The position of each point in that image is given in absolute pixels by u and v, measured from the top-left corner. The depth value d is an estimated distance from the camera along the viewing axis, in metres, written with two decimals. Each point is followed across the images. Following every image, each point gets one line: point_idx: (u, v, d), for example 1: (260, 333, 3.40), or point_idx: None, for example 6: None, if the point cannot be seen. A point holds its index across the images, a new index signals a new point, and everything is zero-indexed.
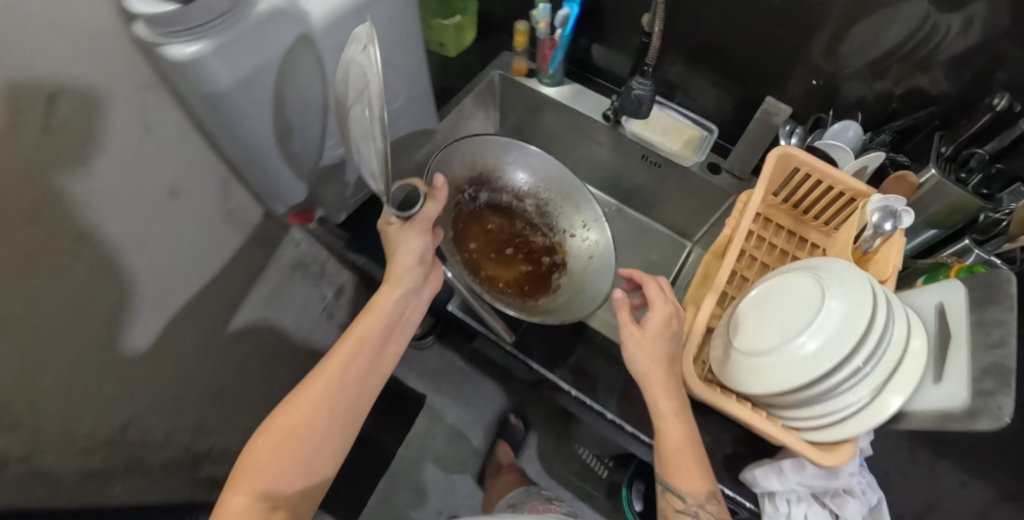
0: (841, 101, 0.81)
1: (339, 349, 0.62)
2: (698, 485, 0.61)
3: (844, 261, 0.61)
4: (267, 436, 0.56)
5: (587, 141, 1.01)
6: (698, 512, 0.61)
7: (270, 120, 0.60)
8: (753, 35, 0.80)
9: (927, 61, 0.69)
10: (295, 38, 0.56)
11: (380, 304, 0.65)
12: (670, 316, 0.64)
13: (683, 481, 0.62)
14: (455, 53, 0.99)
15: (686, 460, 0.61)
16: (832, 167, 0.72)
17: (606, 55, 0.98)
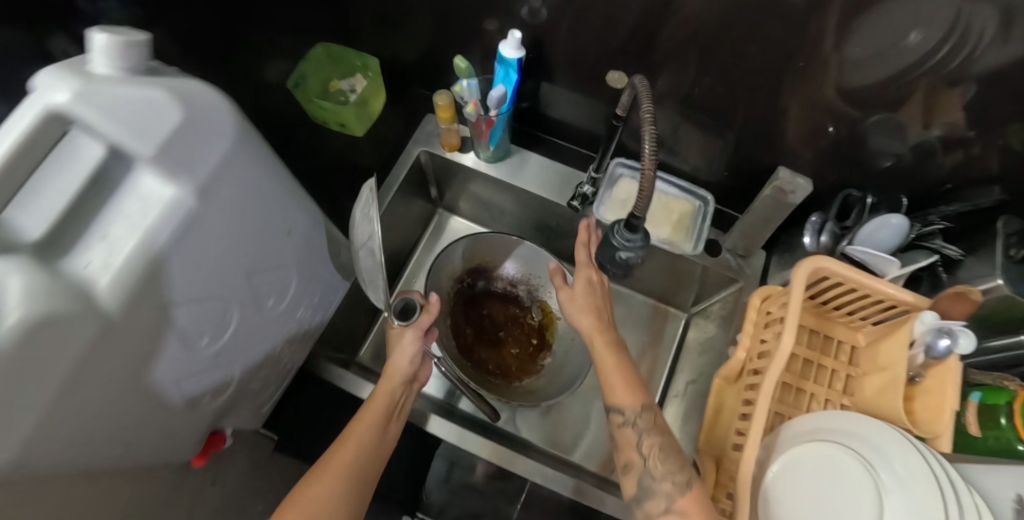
0: (867, 155, 0.62)
1: (350, 439, 0.58)
2: (638, 393, 0.56)
3: (884, 429, 0.52)
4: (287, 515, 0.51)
5: (559, 214, 0.80)
6: (637, 421, 0.55)
7: (112, 429, 0.38)
8: (717, 63, 0.58)
9: (955, 78, 0.48)
10: (92, 340, 0.32)
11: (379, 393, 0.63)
12: (592, 277, 0.64)
13: (620, 391, 0.57)
14: (361, 130, 0.78)
15: (621, 377, 0.58)
16: (874, 279, 0.57)
17: (563, 106, 0.75)
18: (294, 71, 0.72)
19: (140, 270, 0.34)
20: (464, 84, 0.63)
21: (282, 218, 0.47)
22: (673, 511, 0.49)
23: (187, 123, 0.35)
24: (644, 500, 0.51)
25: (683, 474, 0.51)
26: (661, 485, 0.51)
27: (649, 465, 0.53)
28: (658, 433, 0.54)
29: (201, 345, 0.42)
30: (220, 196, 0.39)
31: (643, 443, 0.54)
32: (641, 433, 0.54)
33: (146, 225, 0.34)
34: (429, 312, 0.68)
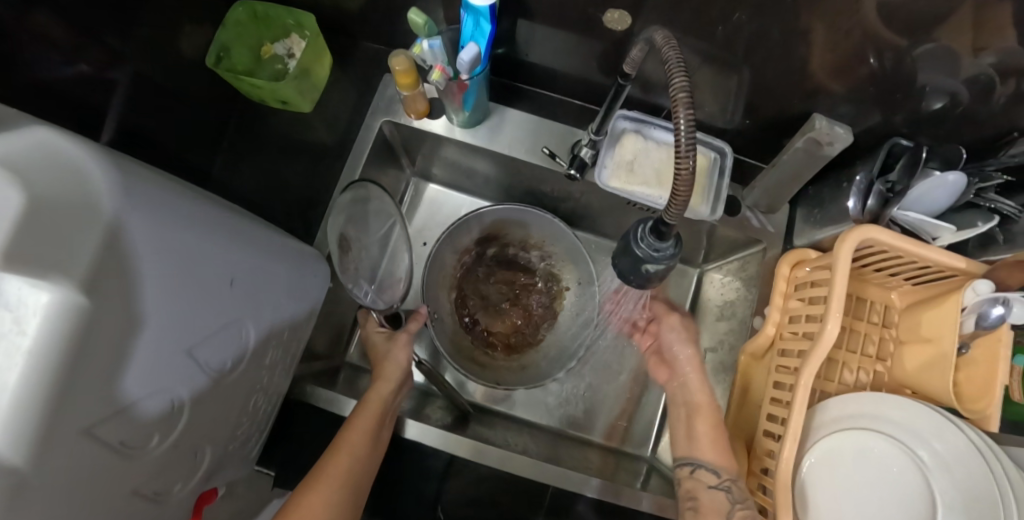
0: (910, 93, 0.51)
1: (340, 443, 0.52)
2: (731, 458, 0.53)
3: (933, 415, 0.49)
4: None
5: (552, 181, 0.69)
6: (733, 488, 0.51)
7: None
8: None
9: None
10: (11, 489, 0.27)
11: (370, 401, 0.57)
12: None
13: (706, 447, 0.54)
14: (308, 107, 0.66)
15: (712, 429, 0.55)
16: (922, 243, 0.51)
17: (544, 55, 0.62)
18: (214, 43, 0.60)
19: (38, 401, 0.27)
20: (425, 45, 0.51)
21: (213, 274, 0.40)
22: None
23: (39, 208, 0.26)
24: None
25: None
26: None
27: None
28: (753, 507, 0.49)
29: (152, 445, 0.38)
30: (118, 279, 0.31)
31: (734, 514, 0.49)
32: (734, 502, 0.49)
33: (31, 345, 0.27)
34: (419, 319, 0.65)
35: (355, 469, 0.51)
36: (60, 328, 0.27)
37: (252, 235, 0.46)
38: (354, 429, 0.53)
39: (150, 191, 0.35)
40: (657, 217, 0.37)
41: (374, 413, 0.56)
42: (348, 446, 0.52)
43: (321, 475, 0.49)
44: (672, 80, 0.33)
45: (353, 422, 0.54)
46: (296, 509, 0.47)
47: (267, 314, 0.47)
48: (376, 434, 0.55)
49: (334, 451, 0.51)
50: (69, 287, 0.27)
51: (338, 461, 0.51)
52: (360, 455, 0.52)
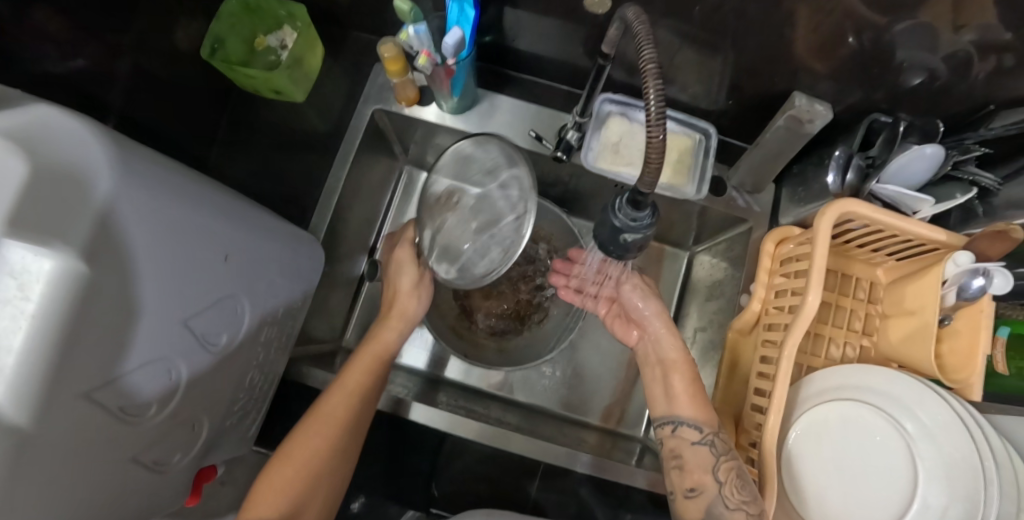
0: (890, 71, 0.52)
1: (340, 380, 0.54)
2: (710, 411, 0.53)
3: (913, 385, 0.50)
4: (285, 461, 0.50)
5: (542, 165, 0.70)
6: (715, 442, 0.51)
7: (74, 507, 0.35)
8: None
9: None
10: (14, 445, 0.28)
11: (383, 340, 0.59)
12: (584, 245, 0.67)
13: (687, 404, 0.54)
14: (301, 96, 0.68)
15: (690, 385, 0.55)
16: (899, 215, 0.52)
17: (532, 43, 0.63)
18: (208, 36, 0.62)
19: (42, 362, 0.29)
20: (411, 31, 0.51)
21: (209, 250, 0.41)
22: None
23: (42, 178, 0.28)
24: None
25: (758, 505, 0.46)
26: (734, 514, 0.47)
27: (724, 491, 0.48)
28: (735, 456, 0.50)
29: (150, 413, 0.39)
30: (115, 249, 0.32)
31: (719, 468, 0.49)
32: (719, 455, 0.50)
33: (33, 309, 0.28)
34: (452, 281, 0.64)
35: (351, 412, 0.53)
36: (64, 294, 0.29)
37: (247, 214, 0.47)
38: (354, 372, 0.56)
39: (146, 167, 0.37)
40: (633, 188, 0.38)
41: (376, 357, 0.57)
42: (345, 388, 0.54)
43: (317, 416, 0.52)
44: (643, 53, 0.34)
45: (354, 365, 0.56)
46: (297, 439, 0.51)
47: (262, 291, 0.49)
48: (375, 378, 0.56)
49: (333, 392, 0.54)
50: (68, 254, 0.29)
51: (336, 403, 0.53)
52: (360, 397, 0.54)
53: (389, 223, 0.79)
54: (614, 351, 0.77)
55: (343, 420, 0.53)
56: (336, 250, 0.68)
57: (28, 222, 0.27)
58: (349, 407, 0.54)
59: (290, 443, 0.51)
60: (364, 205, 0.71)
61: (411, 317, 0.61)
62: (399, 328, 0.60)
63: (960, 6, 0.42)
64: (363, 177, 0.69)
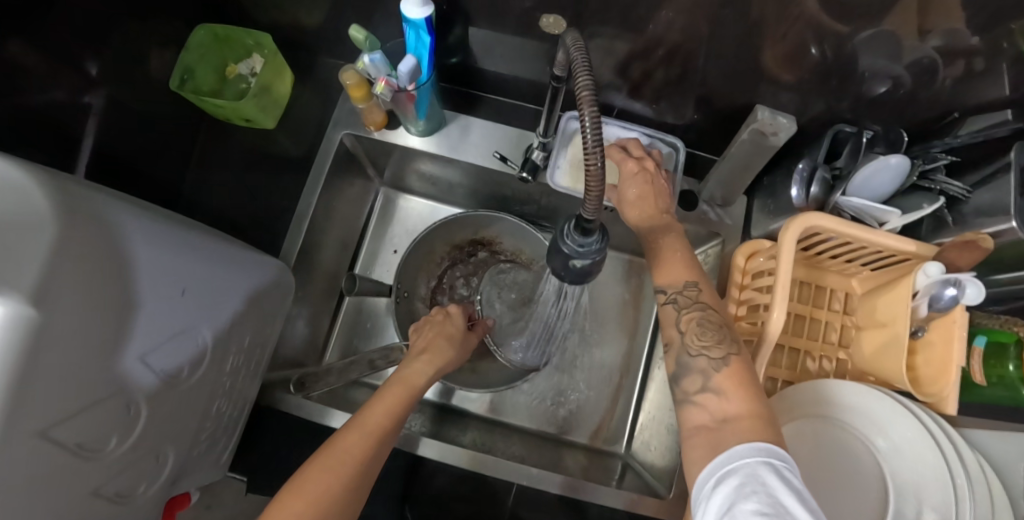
0: (852, 82, 0.52)
1: (384, 399, 0.48)
2: (688, 270, 0.47)
3: (883, 400, 0.49)
4: (319, 475, 0.41)
5: (513, 184, 0.70)
6: (679, 298, 0.46)
7: None
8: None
9: None
10: None
11: (433, 359, 0.55)
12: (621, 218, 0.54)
13: (665, 265, 0.48)
14: (272, 122, 0.68)
15: (673, 256, 0.48)
16: (867, 228, 0.51)
17: (497, 64, 0.64)
18: (178, 66, 0.63)
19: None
20: (366, 59, 0.51)
21: (164, 282, 0.42)
22: (709, 390, 0.41)
23: None
24: (679, 377, 0.43)
25: (722, 348, 0.42)
26: (698, 361, 0.42)
27: (687, 340, 0.44)
28: (703, 308, 0.45)
29: (110, 447, 0.40)
30: (67, 290, 0.33)
31: (681, 321, 0.45)
32: (680, 308, 0.45)
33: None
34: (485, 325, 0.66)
35: (370, 454, 0.44)
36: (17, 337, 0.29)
37: (203, 247, 0.48)
38: (377, 409, 0.47)
39: (94, 208, 0.37)
40: (579, 215, 0.39)
41: (401, 396, 0.50)
42: (370, 422, 0.46)
43: (334, 450, 0.43)
44: (578, 79, 0.35)
45: (377, 400, 0.48)
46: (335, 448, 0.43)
47: (226, 322, 0.49)
48: (399, 420, 0.48)
49: (354, 425, 0.45)
50: (19, 299, 0.29)
51: (356, 441, 0.44)
52: (381, 439, 0.46)
53: (365, 244, 0.79)
54: (595, 369, 0.76)
55: (365, 460, 0.43)
56: (310, 274, 0.68)
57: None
58: (370, 441, 0.45)
59: (298, 479, 0.41)
60: (336, 227, 0.71)
61: (446, 362, 0.57)
62: (430, 368, 0.55)
63: (923, 10, 0.41)
64: (335, 200, 0.70)
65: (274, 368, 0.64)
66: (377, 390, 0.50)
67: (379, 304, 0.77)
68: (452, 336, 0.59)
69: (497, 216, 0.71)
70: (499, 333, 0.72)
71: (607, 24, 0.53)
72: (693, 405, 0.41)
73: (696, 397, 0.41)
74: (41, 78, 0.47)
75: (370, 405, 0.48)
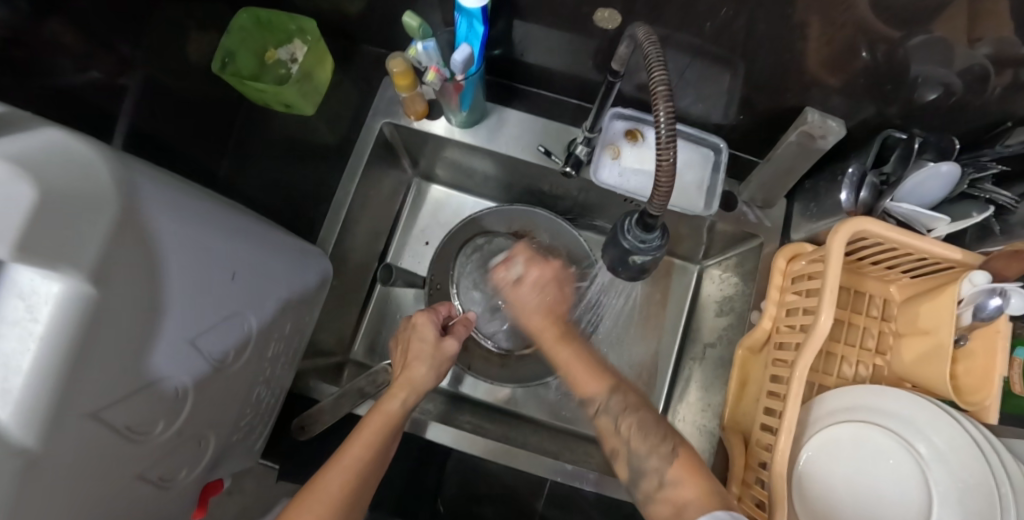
0: (903, 88, 0.52)
1: (364, 432, 0.48)
2: (602, 376, 0.50)
3: (927, 409, 0.49)
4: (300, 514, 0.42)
5: (549, 179, 0.69)
6: (611, 406, 0.48)
7: None
8: None
9: None
10: (20, 465, 0.28)
11: (408, 387, 0.52)
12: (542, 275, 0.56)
13: (585, 382, 0.50)
14: (310, 109, 0.68)
15: (583, 368, 0.51)
16: (916, 234, 0.51)
17: (539, 57, 0.63)
18: (219, 49, 0.63)
19: (52, 383, 0.29)
20: (419, 47, 0.51)
21: (215, 267, 0.41)
22: (666, 485, 0.43)
23: (54, 203, 0.28)
24: (638, 482, 0.45)
25: (667, 443, 0.45)
26: (650, 461, 0.44)
27: (632, 443, 0.46)
28: (635, 411, 0.47)
29: (157, 431, 0.40)
30: (123, 270, 0.32)
31: (621, 427, 0.47)
32: (616, 417, 0.47)
33: (42, 331, 0.28)
34: (466, 324, 0.60)
35: (350, 489, 0.44)
36: (71, 317, 0.29)
37: (251, 233, 0.47)
38: (357, 442, 0.47)
39: (152, 189, 0.37)
40: (642, 211, 0.39)
41: (383, 428, 0.49)
42: (348, 464, 0.45)
43: (312, 491, 0.44)
44: (653, 74, 0.35)
45: (357, 437, 0.48)
46: (315, 486, 0.44)
47: (270, 310, 0.49)
48: (381, 455, 0.48)
49: (331, 468, 0.45)
50: (79, 277, 0.29)
51: (337, 477, 0.45)
52: (362, 473, 0.46)
53: (397, 235, 0.78)
54: (624, 366, 0.75)
55: (345, 497, 0.44)
56: (344, 263, 0.68)
57: (38, 247, 0.27)
58: (349, 484, 0.45)
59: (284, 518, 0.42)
60: (370, 216, 0.71)
61: (420, 386, 0.53)
62: (406, 394, 0.52)
63: (974, 17, 0.41)
64: (370, 190, 0.69)
65: (307, 356, 0.64)
66: (358, 422, 0.49)
67: (409, 296, 0.77)
68: (421, 355, 0.55)
69: (534, 211, 0.70)
70: (484, 323, 0.70)
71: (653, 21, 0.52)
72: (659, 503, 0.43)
73: (658, 495, 0.43)
74: (83, 56, 0.47)
75: (350, 439, 0.47)
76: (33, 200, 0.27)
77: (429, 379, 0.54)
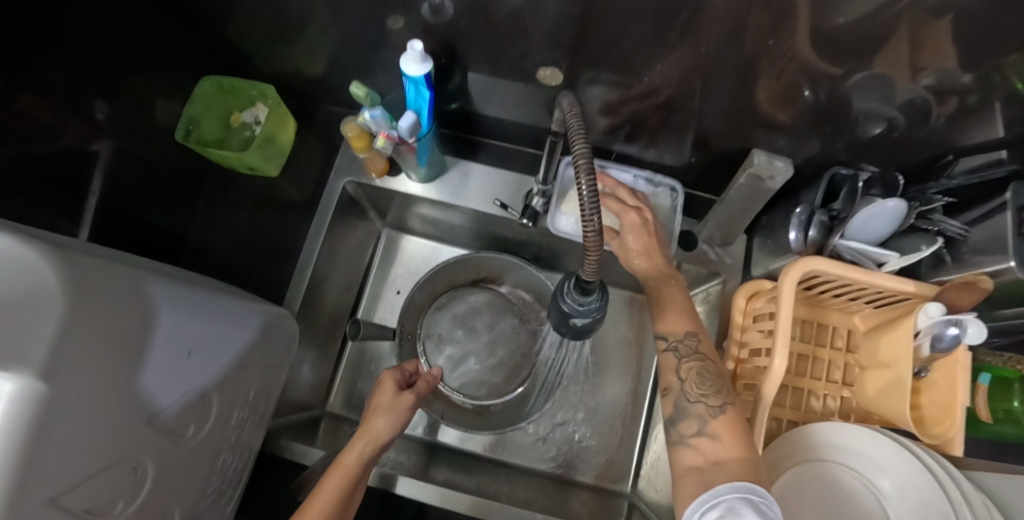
0: (846, 125, 0.53)
1: (328, 482, 0.49)
2: (688, 317, 0.51)
3: (890, 446, 0.49)
4: None
5: (513, 226, 0.70)
6: (679, 346, 0.50)
7: None
8: (640, 47, 0.48)
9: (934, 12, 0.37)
10: None
11: (362, 442, 0.52)
12: (637, 217, 0.54)
13: (669, 315, 0.52)
14: (275, 169, 0.70)
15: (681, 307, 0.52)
16: (868, 270, 0.52)
17: (494, 111, 0.65)
18: (182, 117, 0.65)
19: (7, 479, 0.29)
20: (367, 115, 0.53)
21: (174, 343, 0.43)
22: (703, 435, 0.45)
23: None
24: (677, 420, 0.47)
25: (718, 396, 0.47)
26: (696, 406, 0.47)
27: (686, 387, 0.48)
28: (700, 359, 0.49)
29: (116, 511, 0.40)
30: (77, 360, 0.33)
31: (681, 368, 0.49)
32: (681, 357, 0.49)
33: None
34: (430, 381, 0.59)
35: None
36: (23, 413, 0.29)
37: (209, 304, 0.49)
38: (323, 494, 0.48)
39: (106, 274, 0.38)
40: (579, 275, 0.40)
41: (342, 480, 0.49)
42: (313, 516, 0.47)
43: None
44: (574, 143, 0.36)
45: (321, 488, 0.49)
46: None
47: (233, 377, 0.50)
48: (345, 505, 0.49)
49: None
50: (30, 373, 0.30)
51: None
52: None
53: (368, 286, 0.79)
54: (600, 406, 0.76)
55: None
56: (313, 319, 0.69)
57: None
58: None
59: None
60: (338, 269, 0.72)
61: (379, 437, 0.53)
62: (365, 444, 0.52)
63: (914, 49, 0.41)
64: (337, 246, 0.71)
65: (277, 416, 0.64)
66: (322, 473, 0.50)
67: (383, 347, 0.78)
68: (381, 408, 0.55)
69: (496, 259, 0.72)
70: (450, 377, 0.73)
71: (602, 70, 0.53)
72: (688, 447, 0.45)
73: (690, 441, 0.45)
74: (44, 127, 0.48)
75: (316, 489, 0.48)
76: None
77: (388, 429, 0.54)
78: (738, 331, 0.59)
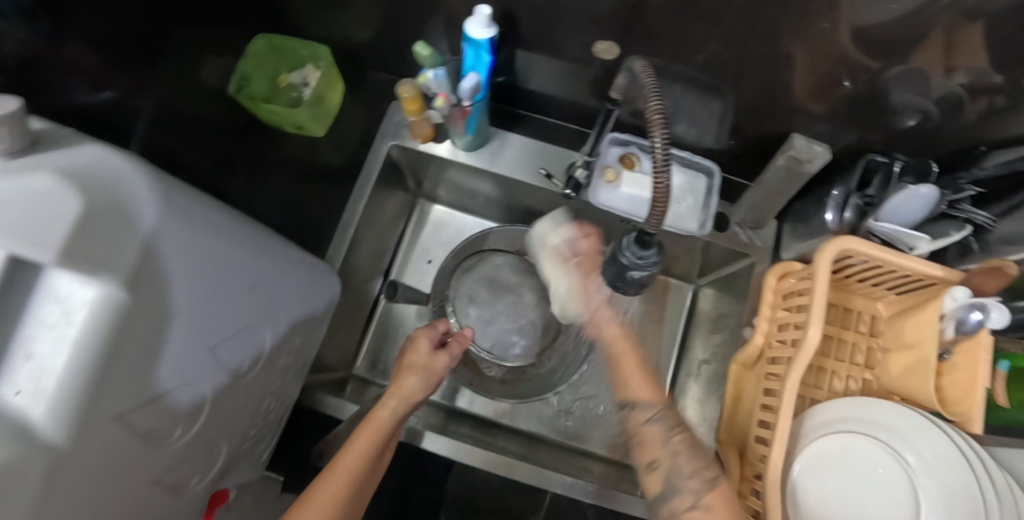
0: (882, 116, 0.55)
1: (358, 439, 0.49)
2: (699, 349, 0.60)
3: (913, 421, 0.51)
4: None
5: (549, 201, 0.72)
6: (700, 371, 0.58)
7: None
8: (689, 30, 0.50)
9: (973, 13, 0.40)
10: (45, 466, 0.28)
11: (395, 401, 0.53)
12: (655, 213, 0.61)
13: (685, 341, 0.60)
14: (321, 131, 0.72)
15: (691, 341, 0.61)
16: (899, 252, 0.54)
17: (540, 85, 0.66)
18: (235, 73, 0.67)
19: (82, 387, 0.29)
20: (430, 74, 0.56)
21: (236, 280, 0.43)
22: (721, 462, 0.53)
23: (92, 213, 0.29)
24: None
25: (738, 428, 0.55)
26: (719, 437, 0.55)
27: None
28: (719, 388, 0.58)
29: (173, 437, 0.41)
30: (155, 279, 0.34)
31: None
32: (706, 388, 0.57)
33: (74, 336, 0.29)
34: (462, 341, 0.60)
35: (347, 495, 0.45)
36: (102, 322, 0.29)
37: (269, 249, 0.49)
38: (353, 450, 0.48)
39: (186, 203, 0.39)
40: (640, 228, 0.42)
41: (375, 434, 0.50)
42: (347, 468, 0.46)
43: (313, 496, 0.44)
44: (649, 103, 0.38)
45: (351, 444, 0.48)
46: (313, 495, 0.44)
47: (284, 324, 0.51)
48: (375, 462, 0.49)
49: (328, 474, 0.46)
50: (112, 283, 0.30)
51: (335, 484, 0.45)
52: (358, 479, 0.47)
53: (401, 253, 0.81)
54: None
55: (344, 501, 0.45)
56: (350, 279, 0.70)
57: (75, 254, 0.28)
58: (346, 491, 0.46)
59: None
60: (375, 234, 0.73)
61: (410, 396, 0.54)
62: (397, 402, 0.53)
63: (949, 47, 0.44)
64: (376, 210, 0.72)
65: (313, 371, 0.66)
66: (351, 431, 0.50)
67: (410, 313, 0.79)
68: (414, 367, 0.56)
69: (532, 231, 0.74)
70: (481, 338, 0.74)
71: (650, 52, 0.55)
72: None
73: None
74: (97, 78, 0.48)
75: (348, 446, 0.48)
76: (75, 209, 0.28)
77: (420, 389, 0.55)
78: (768, 309, 0.61)
